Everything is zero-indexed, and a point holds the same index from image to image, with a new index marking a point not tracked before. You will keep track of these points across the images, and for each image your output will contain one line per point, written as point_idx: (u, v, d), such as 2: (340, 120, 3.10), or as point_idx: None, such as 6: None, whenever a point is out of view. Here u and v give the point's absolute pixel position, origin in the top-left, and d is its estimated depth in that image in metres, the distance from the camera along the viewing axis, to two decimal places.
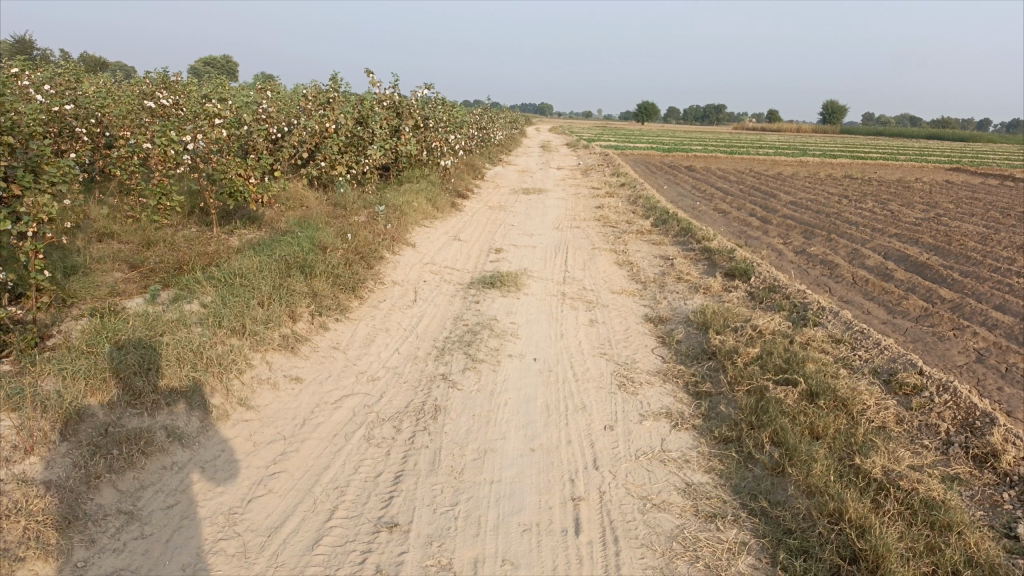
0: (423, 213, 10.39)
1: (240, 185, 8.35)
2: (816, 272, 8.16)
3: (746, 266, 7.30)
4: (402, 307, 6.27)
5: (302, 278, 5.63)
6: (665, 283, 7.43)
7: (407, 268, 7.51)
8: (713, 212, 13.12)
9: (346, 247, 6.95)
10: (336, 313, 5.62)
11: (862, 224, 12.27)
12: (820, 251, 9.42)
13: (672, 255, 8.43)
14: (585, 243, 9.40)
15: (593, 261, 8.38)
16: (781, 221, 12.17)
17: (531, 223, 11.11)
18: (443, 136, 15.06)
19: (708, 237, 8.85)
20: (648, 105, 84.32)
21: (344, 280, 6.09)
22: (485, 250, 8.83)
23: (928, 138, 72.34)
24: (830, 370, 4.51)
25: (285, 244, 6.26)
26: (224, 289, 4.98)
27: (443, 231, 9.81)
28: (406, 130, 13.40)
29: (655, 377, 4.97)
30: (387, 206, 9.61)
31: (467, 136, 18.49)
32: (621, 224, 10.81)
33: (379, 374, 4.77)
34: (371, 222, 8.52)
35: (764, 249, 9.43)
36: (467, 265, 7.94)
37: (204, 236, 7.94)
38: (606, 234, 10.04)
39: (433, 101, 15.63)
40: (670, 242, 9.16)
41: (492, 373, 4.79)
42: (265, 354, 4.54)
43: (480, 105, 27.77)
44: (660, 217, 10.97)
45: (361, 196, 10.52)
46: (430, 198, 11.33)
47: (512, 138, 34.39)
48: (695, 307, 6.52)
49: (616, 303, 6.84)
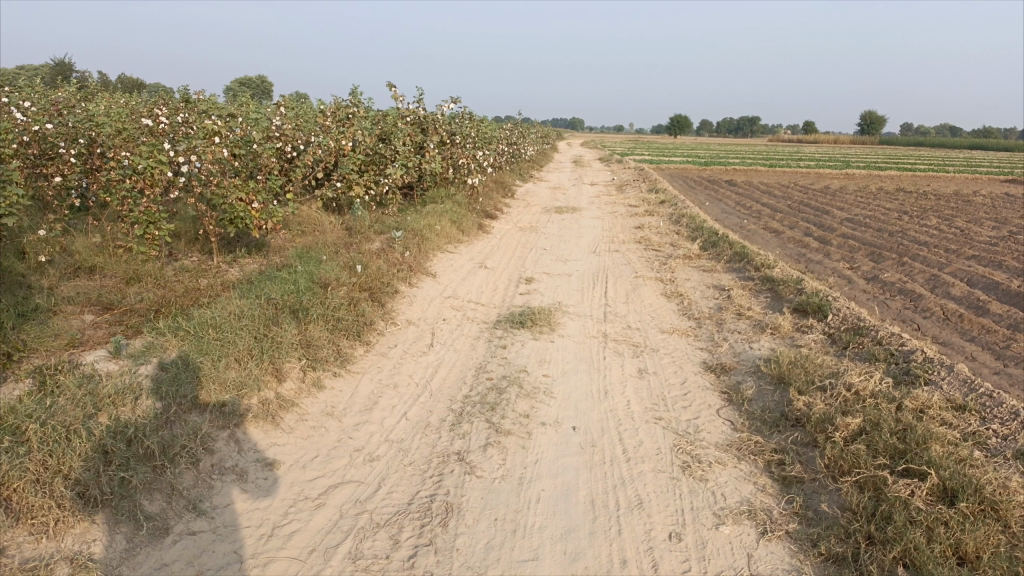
0: (446, 237, 9.49)
1: (241, 211, 7.52)
2: (896, 306, 7.05)
3: (820, 300, 6.23)
4: (415, 355, 5.31)
5: (293, 325, 4.71)
6: (722, 321, 6.39)
7: (424, 304, 6.58)
8: (764, 231, 12.03)
9: (354, 282, 6.04)
10: (333, 367, 4.68)
11: (933, 244, 11.07)
12: (895, 279, 8.30)
13: (727, 285, 7.39)
14: (626, 270, 8.40)
15: (637, 292, 7.37)
16: (842, 241, 11.03)
17: (565, 247, 10.13)
18: (471, 152, 14.19)
19: (768, 263, 7.79)
20: (681, 118, 83.03)
21: (346, 323, 5.16)
22: (514, 279, 7.88)
23: (973, 148, 70.03)
24: (963, 455, 3.45)
25: (279, 282, 5.35)
26: (193, 343, 4.07)
27: (468, 258, 8.89)
28: (430, 146, 12.54)
29: (727, 452, 3.94)
30: (406, 231, 8.72)
31: (497, 152, 17.61)
32: (665, 247, 9.78)
33: (379, 452, 3.80)
34: (387, 249, 7.61)
35: (830, 276, 8.33)
36: (493, 298, 6.98)
37: (199, 269, 7.11)
38: (649, 259, 9.02)
39: (460, 115, 14.78)
40: (723, 269, 8.10)
41: (521, 451, 3.79)
42: (236, 430, 3.62)
43: (510, 119, 26.90)
44: (708, 238, 9.92)
45: (379, 220, 9.65)
46: (455, 219, 10.42)
47: (543, 153, 33.44)
48: (764, 353, 5.48)
49: (667, 347, 5.82)
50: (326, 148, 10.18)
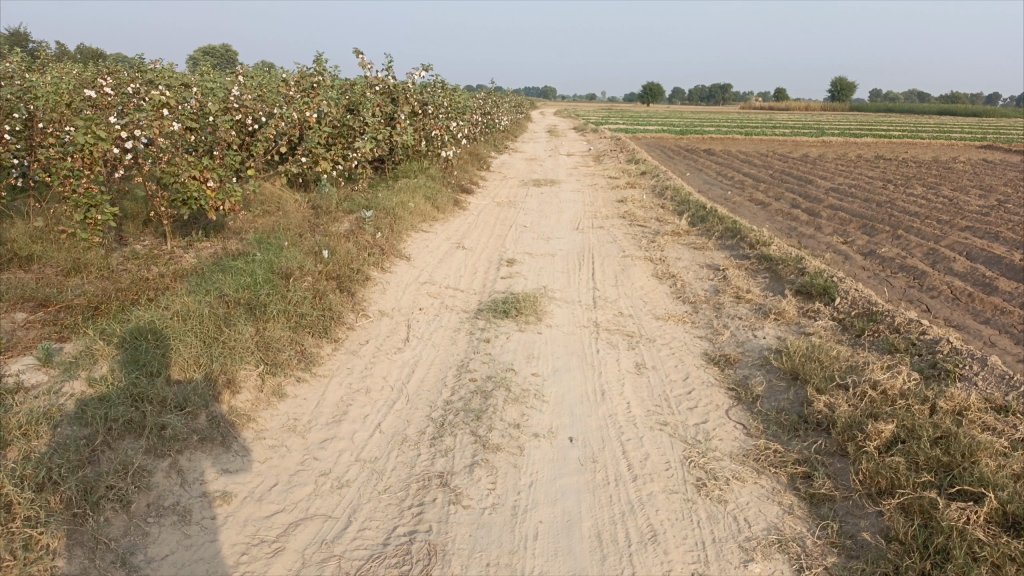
0: (420, 215, 8.92)
1: (195, 190, 6.86)
2: (901, 285, 6.65)
3: (825, 282, 5.79)
4: (389, 353, 4.79)
5: (249, 324, 4.16)
6: (720, 304, 5.94)
7: (398, 292, 6.04)
8: (750, 204, 11.60)
9: (319, 270, 5.48)
10: (296, 372, 4.15)
11: (924, 215, 10.72)
12: (893, 254, 7.91)
13: (721, 265, 6.94)
14: (613, 248, 7.91)
15: (626, 273, 6.90)
16: (831, 213, 10.63)
17: (546, 223, 9.62)
18: (444, 123, 13.54)
19: (763, 239, 7.34)
20: (655, 85, 82.32)
21: (311, 319, 4.62)
22: (494, 261, 7.36)
23: (943, 114, 70.34)
24: (1018, 472, 3.04)
25: (234, 272, 4.78)
26: (129, 352, 3.52)
27: (443, 237, 8.34)
28: (401, 118, 11.89)
29: (745, 465, 3.49)
30: (377, 209, 8.14)
31: (470, 123, 16.95)
32: (651, 223, 9.31)
33: (349, 475, 3.29)
34: (356, 230, 7.04)
35: (826, 252, 7.91)
36: (473, 283, 6.47)
37: (150, 256, 6.49)
38: (635, 235, 8.54)
39: (432, 84, 14.09)
40: (715, 247, 7.65)
41: (513, 471, 3.31)
42: (179, 459, 3.09)
43: (483, 88, 26.13)
44: (695, 213, 9.45)
45: (348, 197, 9.05)
46: (429, 196, 9.84)
47: (517, 123, 32.71)
48: (770, 342, 5.03)
49: (664, 336, 5.36)
50: (289, 120, 9.52)
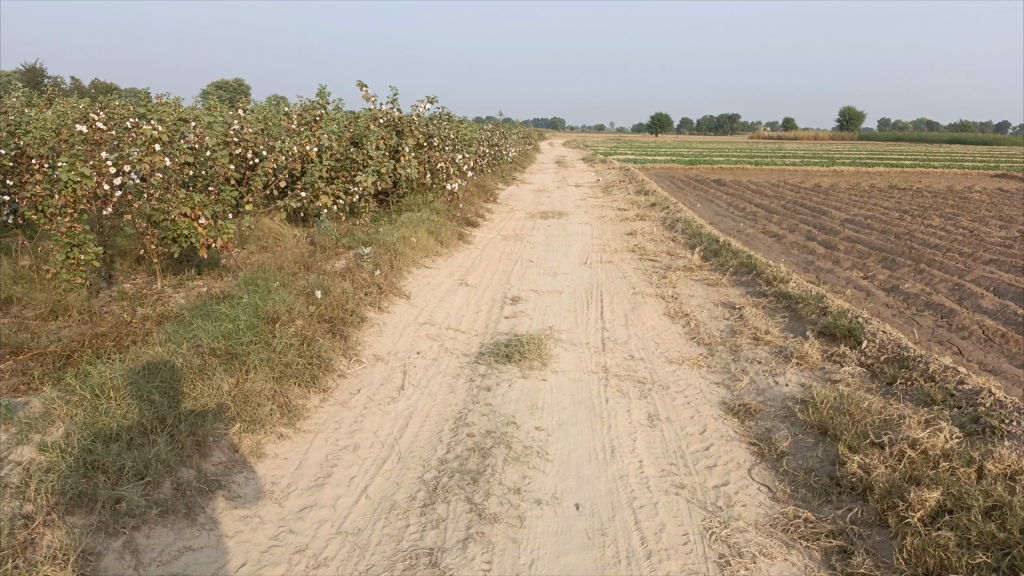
0: (422, 250, 8.63)
1: (185, 228, 6.61)
2: (928, 324, 6.28)
3: (850, 323, 5.43)
4: (382, 403, 4.45)
5: (225, 378, 3.86)
6: (737, 347, 5.57)
7: (395, 334, 5.72)
8: (764, 236, 11.26)
9: (310, 313, 5.18)
10: (278, 428, 3.82)
11: (945, 247, 10.35)
12: (916, 290, 7.54)
13: (737, 303, 6.58)
14: (622, 284, 7.59)
15: (636, 312, 6.56)
16: (849, 246, 10.28)
17: (553, 257, 9.31)
18: (450, 155, 13.32)
19: (780, 276, 7.00)
20: (663, 116, 82.59)
21: (298, 368, 4.29)
22: (498, 298, 7.03)
23: (953, 142, 70.04)
24: None
25: (216, 318, 4.48)
26: (89, 410, 3.21)
27: (446, 274, 8.04)
28: (406, 150, 11.67)
29: (772, 536, 3.11)
30: (377, 245, 7.85)
31: (478, 154, 16.75)
32: (661, 257, 8.98)
33: (327, 551, 2.93)
34: (353, 268, 6.75)
35: (846, 288, 7.56)
36: (475, 323, 6.14)
37: (137, 297, 6.21)
38: (646, 271, 8.21)
39: (438, 116, 13.91)
40: (729, 283, 7.31)
41: (512, 548, 2.94)
42: (136, 536, 2.79)
43: (492, 119, 26.05)
44: (708, 246, 9.12)
45: (349, 233, 8.78)
46: (432, 230, 9.56)
47: (526, 154, 32.59)
48: (793, 389, 4.67)
49: (678, 382, 5.00)
50: (289, 154, 9.30)
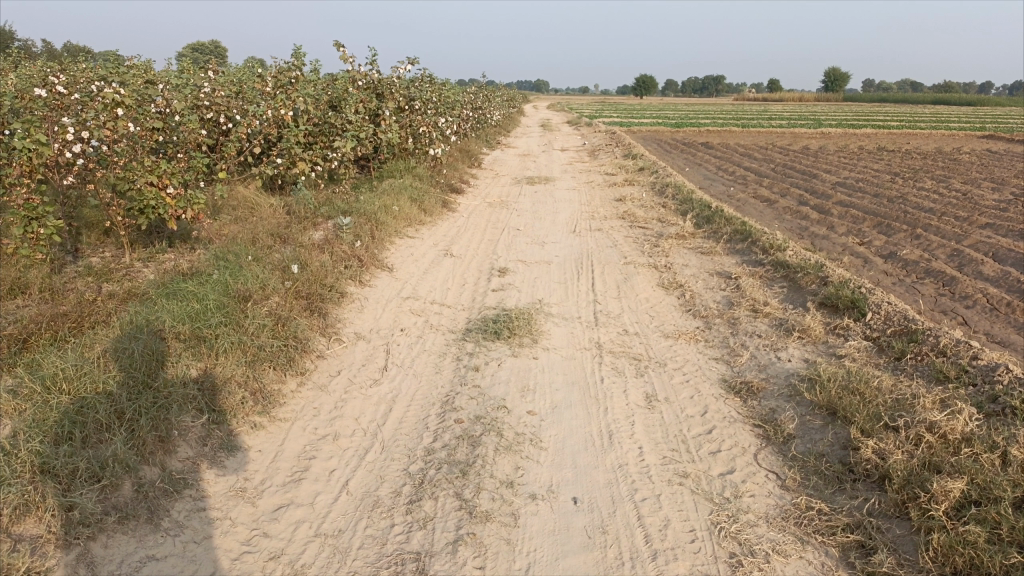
0: (404, 219, 8.31)
1: (151, 198, 6.23)
2: (930, 293, 6.08)
3: (853, 293, 5.21)
4: (364, 386, 4.18)
5: (191, 365, 3.57)
6: (736, 319, 5.34)
7: (377, 309, 5.43)
8: (755, 201, 11.01)
9: (285, 290, 4.88)
10: (251, 418, 3.55)
11: (940, 211, 10.16)
12: (915, 256, 7.33)
13: (733, 272, 6.35)
14: (613, 253, 7.32)
15: (628, 283, 6.31)
16: (842, 211, 10.06)
17: (541, 225, 9.02)
18: (432, 119, 12.91)
19: (777, 244, 6.76)
20: (648, 78, 81.70)
21: (272, 351, 4.01)
22: (485, 270, 6.75)
23: (938, 103, 69.84)
24: None
25: (182, 297, 4.17)
26: (38, 405, 2.92)
27: (430, 244, 7.74)
28: (386, 114, 11.26)
29: (785, 531, 2.90)
30: (358, 214, 7.53)
31: (461, 118, 16.31)
32: (652, 224, 8.72)
33: (305, 557, 2.69)
34: (332, 239, 6.43)
35: (843, 255, 7.34)
36: (460, 297, 5.87)
37: (102, 272, 5.86)
38: (637, 239, 7.95)
39: (420, 79, 13.45)
40: (724, 251, 7.06)
41: (506, 551, 2.70)
42: (92, 547, 2.54)
43: (475, 82, 25.48)
44: (700, 212, 8.86)
45: (329, 201, 8.44)
46: (415, 197, 9.22)
47: (509, 117, 32.04)
48: (797, 366, 4.44)
49: (675, 359, 4.76)
50: (264, 118, 8.90)
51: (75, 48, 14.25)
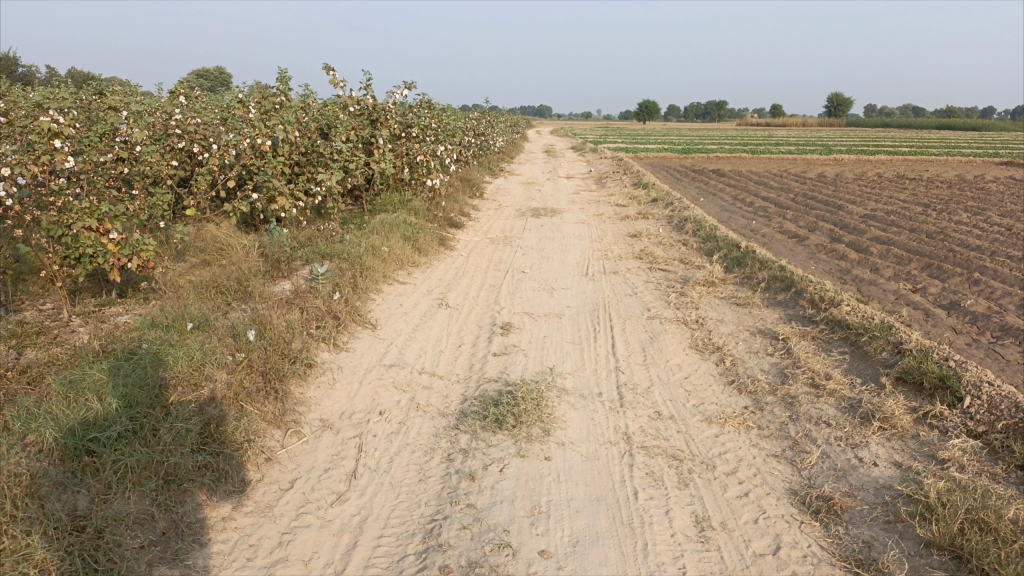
0: (396, 261, 7.38)
1: (89, 245, 5.25)
2: (1018, 359, 5.10)
3: (940, 368, 4.23)
4: (325, 503, 3.18)
5: (69, 505, 2.60)
6: (794, 398, 4.35)
7: (353, 383, 4.46)
8: (783, 236, 10.08)
9: (234, 367, 3.90)
10: (156, 572, 2.55)
11: (989, 249, 9.21)
12: (982, 307, 6.37)
13: (778, 331, 5.38)
14: (633, 303, 6.34)
15: (655, 344, 5.31)
16: (882, 249, 9.09)
17: (549, 267, 8.05)
18: (431, 144, 12.02)
19: (828, 295, 5.80)
20: (652, 102, 81.28)
21: (196, 467, 3.02)
22: (485, 324, 5.80)
23: (945, 128, 69.27)
24: None
25: (83, 388, 3.17)
26: None
27: (423, 291, 6.79)
28: (380, 143, 10.39)
29: None
30: (342, 259, 6.60)
31: (462, 145, 15.43)
32: (674, 267, 7.77)
33: None
34: (306, 292, 5.46)
35: (899, 307, 6.37)
36: (457, 363, 4.90)
37: (26, 332, 4.87)
38: (659, 284, 6.99)
39: (418, 105, 12.60)
40: (763, 304, 6.08)
41: None
42: None
43: (478, 107, 24.64)
44: (728, 252, 7.92)
45: (310, 242, 7.49)
46: (409, 235, 8.29)
47: (513, 143, 31.18)
48: (888, 474, 3.45)
49: (726, 454, 3.77)
50: (240, 148, 7.98)
51: (71, 73, 13.45)
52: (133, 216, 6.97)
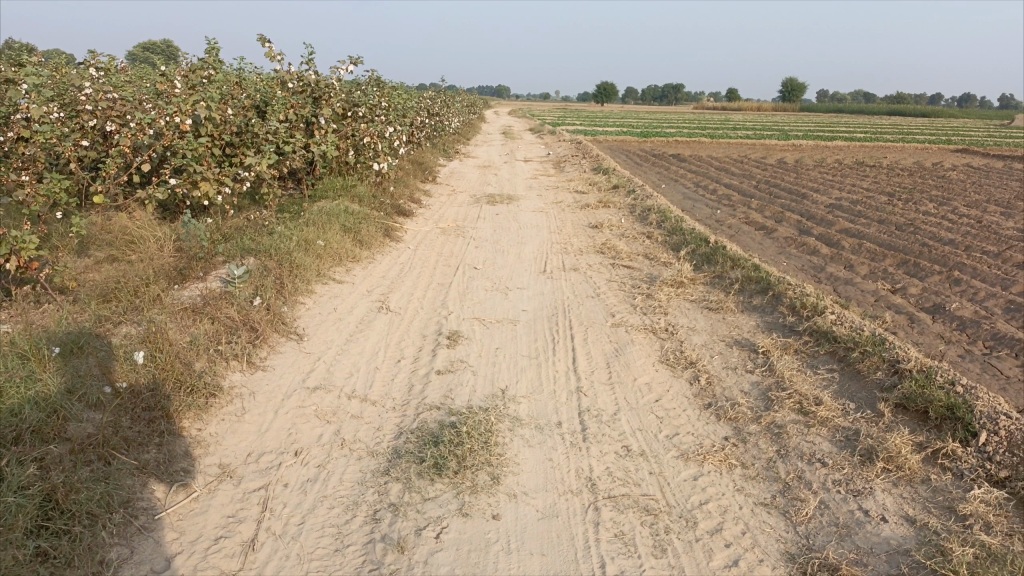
0: (332, 256, 6.63)
1: None
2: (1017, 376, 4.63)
3: (947, 397, 3.71)
4: None
5: None
6: (781, 429, 3.78)
7: (266, 413, 3.75)
8: (750, 228, 9.58)
9: (109, 407, 3.17)
10: None
11: (963, 243, 8.84)
12: (969, 311, 5.92)
13: (757, 343, 4.81)
14: (596, 307, 5.72)
15: (620, 358, 4.70)
16: (854, 243, 8.64)
17: (503, 262, 7.39)
18: (379, 124, 11.21)
19: (809, 300, 5.25)
20: (611, 83, 80.71)
21: (28, 557, 2.31)
22: (429, 333, 5.11)
23: (896, 114, 70.24)
24: None
25: None
26: None
27: (361, 292, 6.07)
28: (322, 123, 9.56)
29: None
30: (268, 255, 5.83)
31: (413, 126, 14.62)
32: (639, 263, 7.17)
33: None
34: (218, 297, 4.70)
35: (881, 312, 5.88)
36: (393, 386, 4.22)
37: None
38: (623, 283, 6.39)
39: (365, 82, 11.76)
40: (738, 308, 5.52)
41: None
42: None
43: (434, 86, 23.71)
44: (696, 247, 7.35)
45: (237, 234, 6.69)
46: (349, 225, 7.53)
47: (469, 123, 30.27)
48: (902, 535, 2.90)
49: (708, 503, 3.17)
50: (158, 128, 7.12)
51: None
52: (41, 211, 6.12)
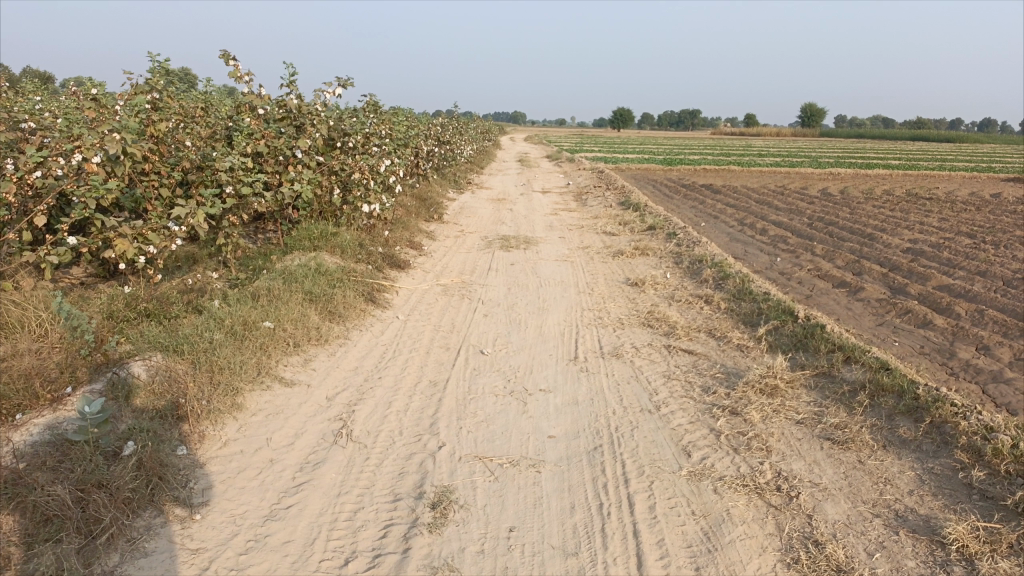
0: (284, 343, 4.82)
1: None
2: None
3: None
4: None
5: None
6: None
7: None
8: (828, 285, 7.71)
9: None
10: None
11: None
12: None
13: (940, 528, 2.94)
14: (659, 434, 3.84)
15: (717, 557, 2.80)
16: (971, 309, 6.74)
17: (522, 343, 5.53)
18: (375, 154, 9.44)
19: (998, 441, 3.38)
20: (627, 111, 79.46)
21: None
22: (404, 495, 3.23)
23: (923, 139, 68.21)
24: None
25: None
26: None
27: (318, 401, 4.23)
28: (302, 156, 7.75)
29: None
30: (181, 356, 4.04)
31: (417, 157, 12.91)
32: (703, 346, 5.31)
33: None
34: (56, 459, 2.86)
35: None
36: None
37: None
38: (690, 385, 4.52)
39: (359, 109, 10.04)
40: (877, 443, 3.64)
41: None
42: None
43: (447, 112, 22.14)
44: (778, 325, 5.50)
45: (157, 309, 4.87)
46: (319, 293, 5.71)
47: (483, 151, 28.54)
48: None
49: None
50: (65, 167, 5.37)
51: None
52: None
